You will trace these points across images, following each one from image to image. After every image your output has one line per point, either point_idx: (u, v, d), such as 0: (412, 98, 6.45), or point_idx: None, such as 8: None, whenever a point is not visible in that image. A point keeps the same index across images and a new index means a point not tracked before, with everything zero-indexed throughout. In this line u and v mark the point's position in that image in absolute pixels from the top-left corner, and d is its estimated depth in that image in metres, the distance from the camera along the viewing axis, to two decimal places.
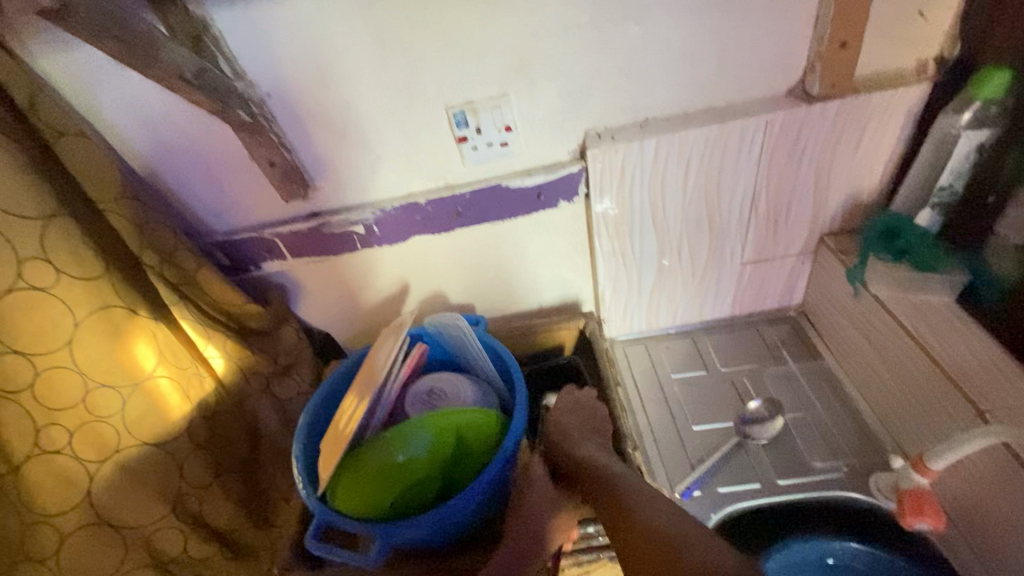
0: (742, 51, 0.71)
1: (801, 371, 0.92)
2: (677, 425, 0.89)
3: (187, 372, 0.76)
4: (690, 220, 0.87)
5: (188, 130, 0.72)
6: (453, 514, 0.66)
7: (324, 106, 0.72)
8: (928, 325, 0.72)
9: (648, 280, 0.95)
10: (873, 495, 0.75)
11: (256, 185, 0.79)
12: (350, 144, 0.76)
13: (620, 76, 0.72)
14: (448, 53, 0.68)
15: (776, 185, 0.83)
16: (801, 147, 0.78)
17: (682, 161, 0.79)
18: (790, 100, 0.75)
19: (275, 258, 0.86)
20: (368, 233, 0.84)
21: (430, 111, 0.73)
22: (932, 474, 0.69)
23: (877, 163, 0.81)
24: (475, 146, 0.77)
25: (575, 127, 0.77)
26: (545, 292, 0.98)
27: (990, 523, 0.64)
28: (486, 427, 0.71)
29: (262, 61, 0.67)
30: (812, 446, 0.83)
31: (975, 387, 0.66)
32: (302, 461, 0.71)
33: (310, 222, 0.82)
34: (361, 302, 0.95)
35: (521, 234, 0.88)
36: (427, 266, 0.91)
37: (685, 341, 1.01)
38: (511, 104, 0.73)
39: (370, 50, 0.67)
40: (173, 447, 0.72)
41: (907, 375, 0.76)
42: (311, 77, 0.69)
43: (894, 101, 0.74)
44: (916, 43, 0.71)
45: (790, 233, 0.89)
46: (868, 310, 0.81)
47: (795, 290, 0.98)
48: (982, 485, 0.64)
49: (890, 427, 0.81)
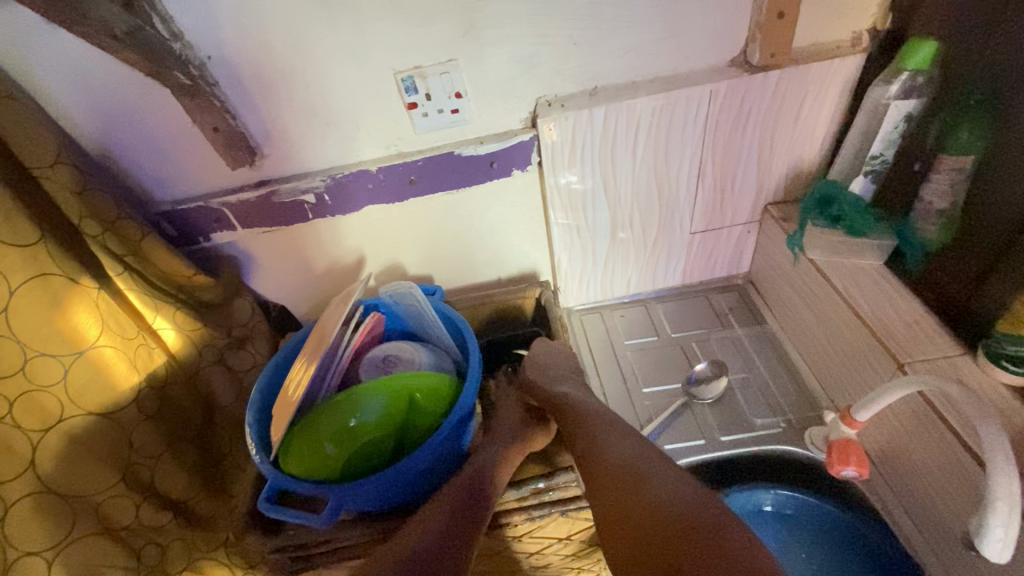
0: (687, 20, 0.72)
1: (745, 336, 0.98)
2: (629, 388, 0.93)
3: (134, 343, 0.75)
4: (641, 190, 0.89)
5: (126, 94, 0.70)
6: (406, 474, 0.67)
7: (269, 70, 0.71)
8: (858, 287, 0.77)
9: (603, 249, 0.97)
10: (807, 448, 0.80)
11: (201, 153, 0.78)
12: (298, 110, 0.75)
13: (568, 43, 0.73)
14: (394, 16, 0.68)
15: (721, 155, 0.85)
16: (744, 117, 0.81)
17: (631, 130, 0.80)
18: (733, 69, 0.77)
19: (225, 228, 0.85)
20: (320, 202, 0.84)
21: (378, 76, 0.73)
22: (859, 425, 0.73)
23: (816, 133, 0.84)
24: (425, 113, 0.77)
25: (525, 95, 0.78)
26: (503, 262, 0.99)
27: (905, 467, 0.69)
28: (439, 390, 0.73)
29: (201, 21, 0.66)
30: (752, 404, 0.88)
31: (897, 342, 0.70)
32: (255, 428, 0.71)
33: (259, 190, 0.81)
34: (318, 274, 0.95)
35: (476, 205, 0.89)
36: (383, 236, 0.91)
37: (639, 308, 1.06)
38: (460, 70, 0.73)
39: (314, 11, 0.66)
40: (121, 416, 0.72)
41: (838, 334, 0.81)
42: (254, 39, 0.68)
43: (831, 72, 0.77)
44: (851, 14, 0.74)
45: (736, 203, 0.93)
46: (805, 274, 0.86)
47: (742, 259, 1.03)
48: (899, 432, 0.69)
49: (824, 384, 0.86)
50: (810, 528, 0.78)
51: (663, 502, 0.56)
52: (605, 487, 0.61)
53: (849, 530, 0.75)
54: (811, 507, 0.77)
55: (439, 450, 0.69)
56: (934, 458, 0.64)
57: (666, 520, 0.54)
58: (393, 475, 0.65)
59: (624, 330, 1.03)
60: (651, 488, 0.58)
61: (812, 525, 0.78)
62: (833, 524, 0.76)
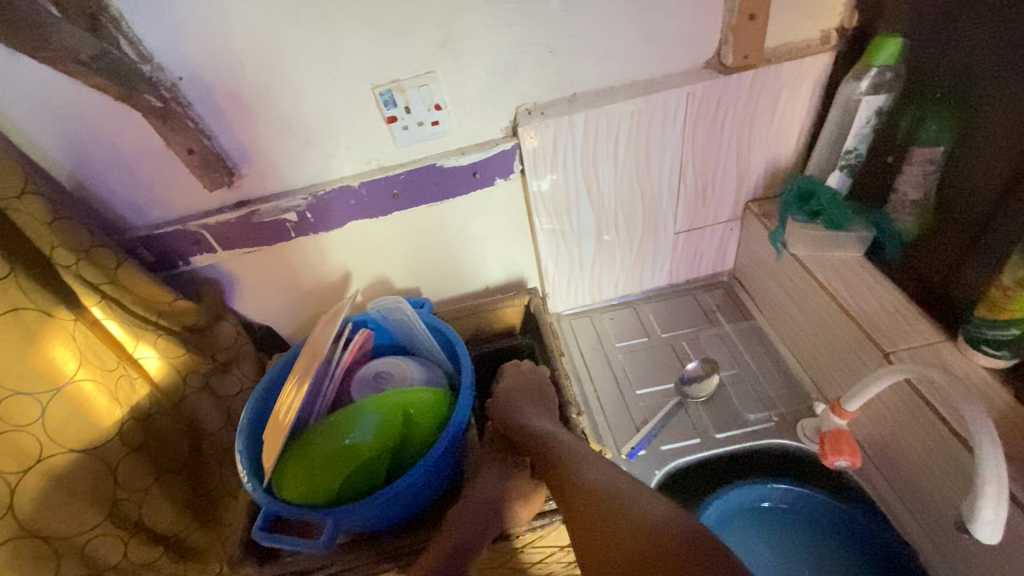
0: (661, 23, 0.73)
1: (733, 332, 0.99)
2: (622, 391, 0.93)
3: (114, 375, 0.72)
4: (624, 194, 0.89)
5: (95, 118, 0.68)
6: (402, 493, 0.66)
7: (244, 89, 0.70)
8: (839, 279, 0.79)
9: (589, 253, 0.98)
10: (799, 440, 0.82)
11: (177, 175, 0.76)
12: (275, 128, 0.74)
13: (545, 52, 0.73)
14: (369, 31, 0.67)
15: (701, 155, 0.86)
16: (721, 118, 0.82)
17: (612, 135, 0.81)
18: (708, 71, 0.78)
19: (204, 251, 0.83)
20: (301, 220, 0.82)
21: (355, 91, 0.72)
22: (850, 416, 0.74)
23: (791, 130, 0.86)
24: (405, 126, 0.76)
25: (505, 104, 0.78)
26: (490, 271, 0.99)
27: (896, 455, 0.71)
28: (433, 406, 0.72)
29: (171, 43, 0.64)
30: (745, 400, 0.89)
31: (882, 331, 0.72)
32: (246, 454, 0.70)
33: (238, 211, 0.80)
34: (303, 292, 0.93)
35: (461, 215, 0.89)
36: (368, 251, 0.90)
37: (628, 310, 1.06)
38: (438, 82, 0.73)
39: (289, 29, 0.65)
40: (103, 451, 0.69)
41: (822, 326, 0.82)
42: (227, 59, 0.67)
43: (802, 70, 0.78)
44: (819, 13, 0.75)
45: (717, 202, 0.94)
46: (788, 269, 0.87)
47: (727, 255, 1.04)
48: (889, 420, 0.70)
49: (813, 376, 0.87)
50: (818, 528, 0.78)
51: (638, 525, 0.51)
52: (585, 520, 0.55)
53: (860, 533, 0.75)
54: (820, 507, 0.77)
55: (433, 468, 0.68)
56: (923, 444, 0.66)
57: (641, 545, 0.49)
58: (391, 493, 0.64)
59: (614, 332, 1.03)
60: (624, 514, 0.53)
61: (819, 528, 0.78)
62: (840, 524, 0.76)
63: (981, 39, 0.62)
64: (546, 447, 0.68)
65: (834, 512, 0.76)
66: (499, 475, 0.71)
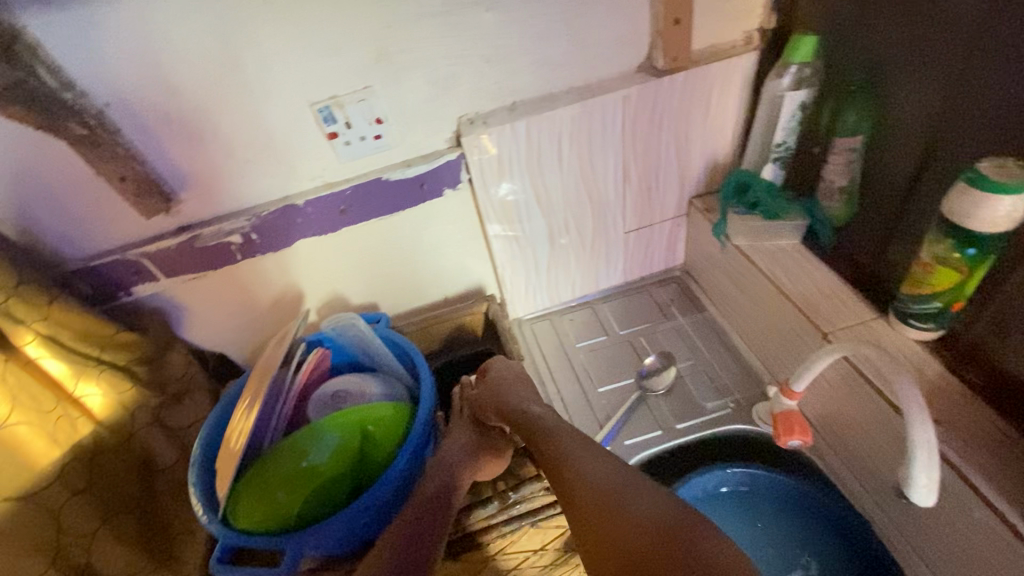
0: (591, 30, 0.75)
1: (688, 324, 1.02)
2: (585, 390, 0.95)
3: (52, 415, 0.69)
4: (572, 196, 0.91)
5: (17, 150, 0.66)
6: (365, 511, 0.65)
7: (176, 113, 0.68)
8: (779, 266, 0.82)
9: (544, 257, 0.99)
10: (754, 423, 0.85)
11: (111, 204, 0.73)
12: (212, 150, 0.73)
13: (482, 63, 0.74)
14: (302, 49, 0.67)
15: (642, 155, 0.89)
16: (658, 118, 0.85)
17: (554, 140, 0.83)
18: (641, 74, 0.81)
19: (146, 280, 0.80)
20: (246, 242, 0.81)
21: (292, 109, 0.72)
22: (798, 396, 0.76)
23: (725, 127, 0.89)
24: (347, 141, 0.76)
25: (446, 115, 0.78)
26: (446, 281, 0.99)
27: (842, 430, 0.74)
28: (392, 420, 0.72)
29: (94, 68, 0.63)
30: (702, 390, 0.91)
31: (820, 313, 0.75)
32: (202, 486, 0.68)
33: (179, 237, 0.78)
34: (256, 316, 0.91)
35: (412, 227, 0.89)
36: (320, 269, 0.89)
37: (586, 311, 1.08)
38: (377, 96, 0.73)
39: (219, 50, 0.65)
40: (42, 497, 0.66)
41: (767, 312, 0.85)
42: (155, 82, 0.65)
43: (729, 69, 0.82)
44: (740, 16, 0.79)
45: (662, 199, 0.97)
46: (733, 260, 0.90)
47: (677, 250, 1.07)
48: (833, 397, 0.73)
49: (764, 361, 0.90)
50: (775, 504, 0.81)
51: (644, 521, 0.51)
52: (581, 519, 0.55)
53: (812, 505, 0.77)
54: (771, 483, 0.80)
55: (402, 481, 0.69)
56: (865, 417, 0.69)
57: (644, 544, 0.50)
58: (352, 512, 0.64)
59: (574, 333, 1.05)
60: (623, 514, 0.53)
61: (777, 503, 0.81)
62: (794, 498, 0.79)
63: (890, 33, 0.67)
64: (532, 441, 0.65)
65: (785, 486, 0.79)
66: (462, 441, 0.73)
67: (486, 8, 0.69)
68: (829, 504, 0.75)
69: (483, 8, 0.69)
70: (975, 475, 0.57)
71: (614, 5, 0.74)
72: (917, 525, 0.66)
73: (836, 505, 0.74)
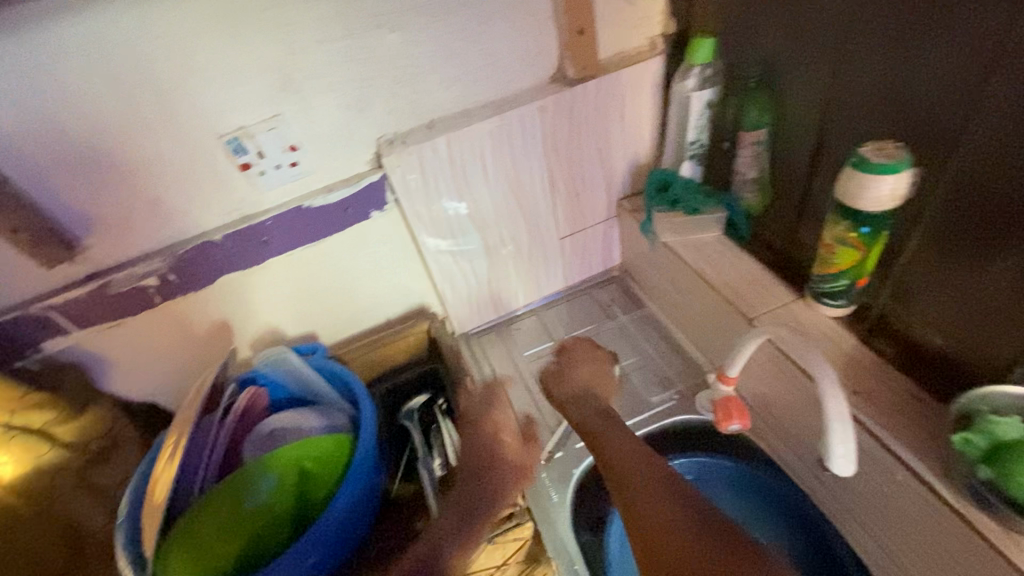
0: (500, 46, 0.77)
1: (629, 322, 1.04)
2: (534, 398, 0.95)
3: None
4: (502, 208, 0.92)
5: None
6: (310, 551, 0.64)
7: (70, 156, 0.65)
8: (704, 258, 0.85)
9: (483, 270, 0.99)
10: (698, 412, 0.87)
11: (6, 257, 0.69)
12: (116, 192, 0.69)
13: (394, 84, 0.75)
14: (202, 81, 0.65)
15: (566, 162, 0.91)
16: (577, 126, 0.87)
17: (477, 155, 0.83)
18: (555, 85, 0.83)
19: (56, 334, 0.75)
20: (164, 283, 0.77)
21: (198, 143, 0.70)
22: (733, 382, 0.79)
23: (643, 129, 0.92)
24: (262, 171, 0.74)
25: (364, 137, 0.78)
26: (386, 304, 0.97)
27: (776, 410, 0.77)
28: (333, 450, 0.70)
29: None
30: (646, 385, 0.93)
31: (744, 299, 0.78)
32: (130, 541, 0.65)
33: (88, 285, 0.73)
34: (186, 360, 0.86)
35: (343, 252, 0.87)
36: (249, 303, 0.86)
37: (532, 318, 1.09)
38: (287, 124, 0.72)
39: (112, 88, 0.62)
40: None
41: (699, 304, 0.88)
42: (43, 126, 0.62)
43: (638, 75, 0.85)
44: (643, 23, 0.82)
45: (591, 203, 0.99)
46: (663, 256, 0.93)
47: (613, 251, 1.10)
48: (764, 380, 0.76)
49: (703, 351, 0.93)
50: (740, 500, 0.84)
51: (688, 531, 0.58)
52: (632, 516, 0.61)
53: (775, 496, 0.81)
54: (736, 477, 0.84)
55: (348, 513, 0.68)
56: (793, 395, 0.72)
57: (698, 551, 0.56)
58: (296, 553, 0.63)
59: (521, 342, 1.05)
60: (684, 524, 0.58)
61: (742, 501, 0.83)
62: (757, 493, 0.83)
63: (777, 33, 0.71)
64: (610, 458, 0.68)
65: (750, 481, 0.83)
66: (452, 522, 0.73)
67: (391, 29, 0.70)
68: (791, 492, 0.79)
69: (386, 30, 0.70)
70: (888, 436, 0.60)
71: (519, 20, 0.75)
72: (853, 496, 0.68)
73: (798, 492, 0.79)
